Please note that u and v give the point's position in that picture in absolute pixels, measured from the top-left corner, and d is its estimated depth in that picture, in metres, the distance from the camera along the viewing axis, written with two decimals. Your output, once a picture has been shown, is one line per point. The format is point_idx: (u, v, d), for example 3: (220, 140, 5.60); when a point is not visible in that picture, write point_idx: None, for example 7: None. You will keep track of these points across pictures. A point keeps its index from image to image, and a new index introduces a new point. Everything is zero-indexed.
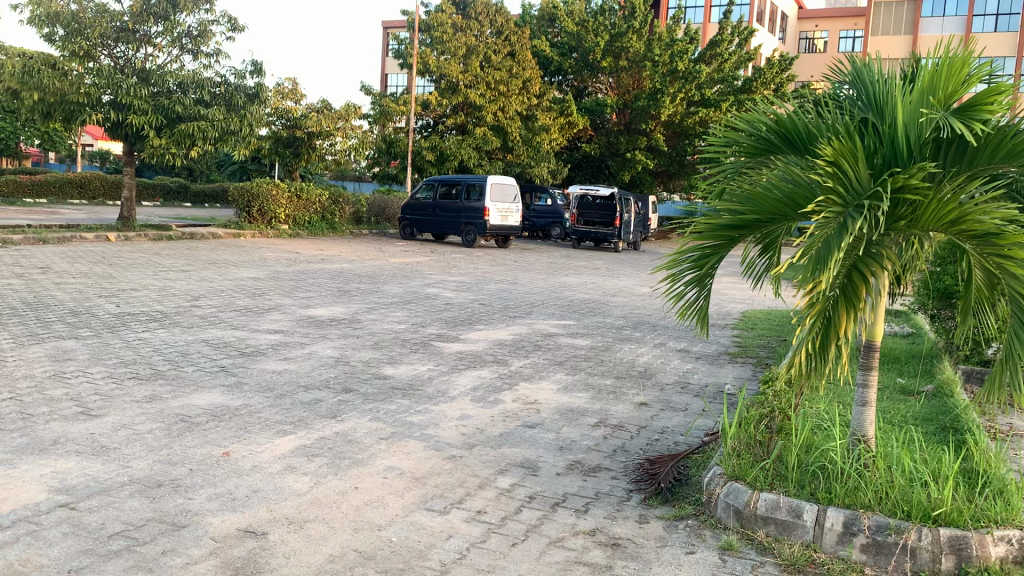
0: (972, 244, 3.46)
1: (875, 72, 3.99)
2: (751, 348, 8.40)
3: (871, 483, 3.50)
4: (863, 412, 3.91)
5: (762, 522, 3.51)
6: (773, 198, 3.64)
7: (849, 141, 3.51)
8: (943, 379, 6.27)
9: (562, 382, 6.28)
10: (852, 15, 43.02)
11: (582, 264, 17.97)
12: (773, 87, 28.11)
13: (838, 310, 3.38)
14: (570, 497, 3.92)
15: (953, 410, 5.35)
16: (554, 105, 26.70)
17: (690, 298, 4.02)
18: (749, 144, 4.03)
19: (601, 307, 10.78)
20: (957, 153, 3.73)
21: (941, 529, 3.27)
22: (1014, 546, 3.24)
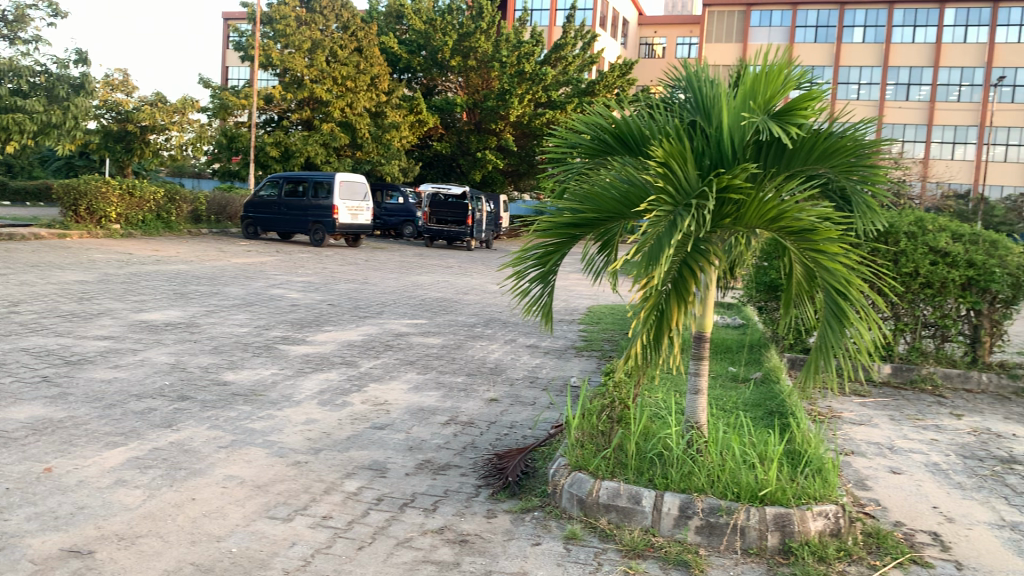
0: (792, 239, 3.72)
1: (702, 75, 4.19)
2: (597, 342, 8.64)
3: (703, 467, 3.69)
4: (695, 400, 4.12)
5: (604, 509, 3.63)
6: (611, 198, 3.77)
7: (678, 143, 3.69)
8: (769, 366, 6.70)
9: (412, 382, 6.25)
10: (687, 23, 45.28)
11: (434, 263, 17.94)
12: (615, 90, 29.09)
13: (670, 304, 3.54)
14: (419, 496, 3.91)
15: (779, 395, 5.71)
16: (403, 102, 26.53)
17: (534, 294, 4.08)
18: (589, 145, 4.15)
19: (453, 306, 10.81)
20: (776, 156, 4.00)
21: (767, 508, 3.48)
22: (830, 520, 3.50)
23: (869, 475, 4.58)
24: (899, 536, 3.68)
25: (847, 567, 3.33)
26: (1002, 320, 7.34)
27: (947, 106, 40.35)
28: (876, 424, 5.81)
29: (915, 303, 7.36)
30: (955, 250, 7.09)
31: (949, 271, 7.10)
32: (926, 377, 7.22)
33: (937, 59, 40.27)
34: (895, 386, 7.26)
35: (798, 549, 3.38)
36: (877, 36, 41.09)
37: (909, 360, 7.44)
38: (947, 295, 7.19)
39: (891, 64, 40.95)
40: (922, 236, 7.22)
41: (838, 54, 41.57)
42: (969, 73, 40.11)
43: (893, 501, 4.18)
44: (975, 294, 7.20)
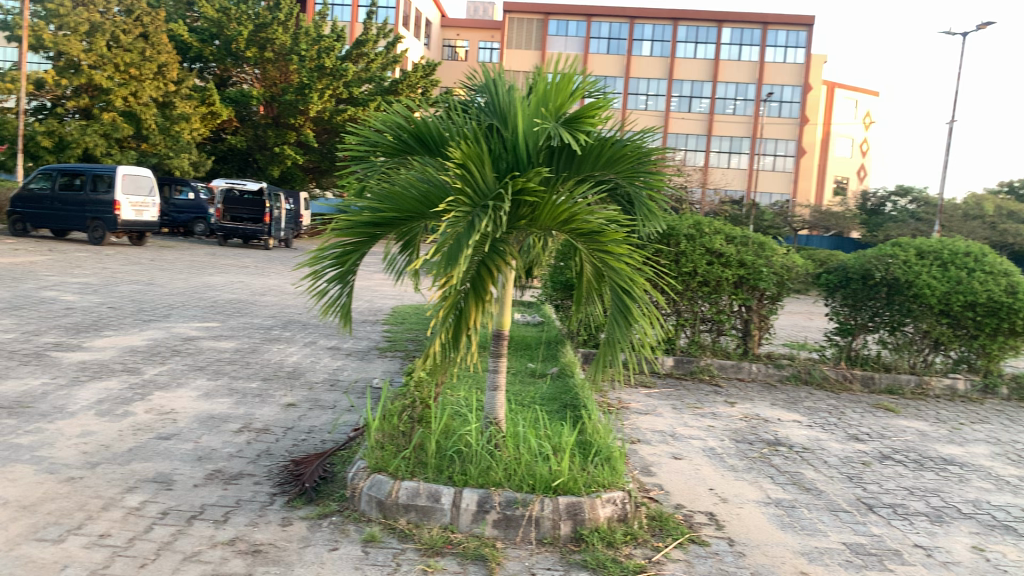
0: (582, 241, 3.89)
1: (499, 80, 4.29)
2: (400, 342, 8.63)
3: (501, 462, 3.78)
4: (493, 396, 4.21)
5: (403, 509, 3.63)
6: (411, 198, 3.76)
7: (475, 144, 3.75)
8: (565, 361, 6.97)
9: (202, 389, 5.93)
10: (488, 27, 46.09)
11: (229, 263, 17.18)
12: (418, 90, 29.16)
13: (468, 303, 3.58)
14: (208, 508, 3.73)
15: (572, 389, 5.95)
16: (194, 93, 25.14)
17: (332, 295, 4.00)
18: (389, 144, 4.13)
19: (248, 307, 10.39)
20: (567, 161, 4.17)
21: (560, 498, 3.62)
22: (617, 506, 3.70)
23: (654, 462, 4.87)
24: (680, 517, 3.95)
25: (634, 550, 3.53)
26: (769, 315, 8.07)
27: (725, 118, 43.76)
28: (660, 413, 6.20)
29: (695, 300, 7.88)
30: (729, 251, 7.70)
31: (723, 270, 7.70)
32: (704, 368, 7.80)
33: (715, 74, 43.49)
34: (677, 377, 7.78)
35: (589, 536, 3.54)
36: (664, 50, 43.67)
37: (690, 352, 8.00)
38: (722, 292, 7.77)
39: (675, 77, 43.76)
40: (700, 238, 7.76)
41: (629, 65, 43.86)
42: (744, 88, 43.57)
43: (675, 485, 4.47)
44: (746, 292, 7.87)
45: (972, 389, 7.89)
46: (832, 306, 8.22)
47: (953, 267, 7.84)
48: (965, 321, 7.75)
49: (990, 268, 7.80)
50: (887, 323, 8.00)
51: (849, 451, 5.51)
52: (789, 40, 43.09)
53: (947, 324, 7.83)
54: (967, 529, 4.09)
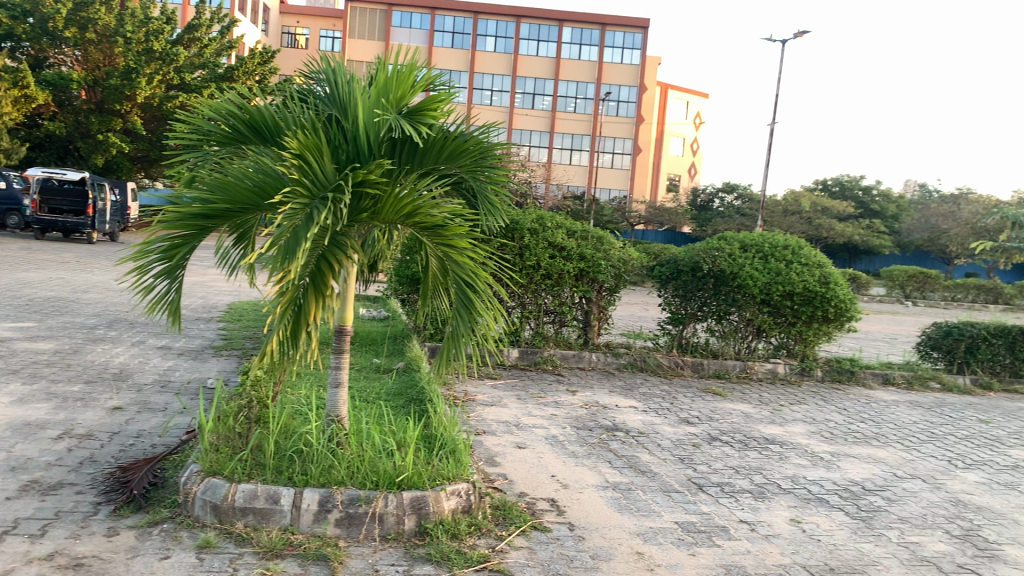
0: (425, 235, 3.87)
1: (340, 71, 4.20)
2: (237, 340, 8.32)
3: (343, 460, 3.72)
4: (336, 393, 4.13)
5: (240, 513, 3.50)
6: (244, 188, 3.61)
7: (314, 134, 3.65)
8: (411, 356, 6.93)
9: (16, 394, 5.48)
10: (330, 16, 45.04)
11: (45, 258, 15.97)
12: (256, 77, 28.14)
13: (308, 299, 3.49)
14: (23, 522, 3.46)
15: (418, 383, 5.92)
16: (5, 74, 23.10)
17: (159, 291, 3.80)
18: (223, 133, 3.96)
19: (69, 306, 9.71)
20: (409, 154, 4.14)
21: (404, 493, 3.59)
22: (462, 498, 3.72)
23: (499, 452, 4.94)
24: (523, 505, 4.02)
25: (477, 540, 3.57)
26: (608, 306, 8.36)
27: (566, 116, 44.89)
28: (505, 404, 6.29)
29: (538, 292, 8.02)
30: (570, 244, 7.89)
31: (564, 263, 7.87)
32: (547, 358, 7.96)
33: (557, 72, 44.49)
34: (522, 368, 7.90)
35: (432, 529, 3.54)
36: (506, 47, 44.21)
37: (533, 343, 8.15)
38: (564, 284, 7.96)
39: (518, 74, 44.42)
40: (543, 232, 7.87)
41: (473, 60, 44.02)
42: (583, 87, 44.80)
43: (519, 473, 4.55)
44: (586, 284, 8.10)
45: (790, 372, 8.49)
46: (665, 296, 8.58)
47: (773, 259, 8.39)
48: (784, 309, 8.32)
49: (806, 260, 8.43)
50: (714, 312, 8.44)
51: (681, 434, 5.78)
52: (626, 41, 44.56)
53: (767, 313, 8.37)
54: (787, 503, 4.40)
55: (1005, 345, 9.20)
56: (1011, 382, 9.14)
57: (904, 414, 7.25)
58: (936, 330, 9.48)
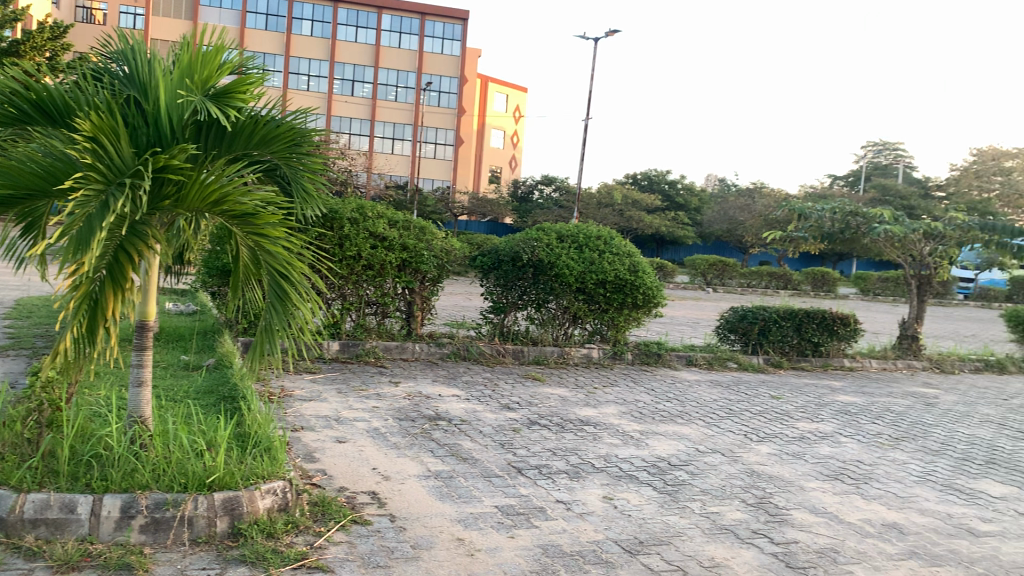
0: (235, 224, 3.71)
1: (139, 49, 3.94)
2: (26, 339, 7.62)
3: (147, 463, 3.51)
4: (139, 392, 3.89)
5: (30, 525, 3.21)
6: (31, 173, 3.31)
7: (109, 116, 3.40)
8: (223, 351, 6.63)
9: None
10: None
11: None
12: (46, 52, 25.78)
13: (105, 292, 3.26)
14: None
15: (230, 380, 5.68)
16: None
17: None
18: (5, 113, 3.60)
19: None
20: (216, 138, 3.95)
21: (215, 494, 3.44)
22: (277, 496, 3.62)
23: (318, 447, 4.83)
24: (342, 500, 3.96)
25: (294, 537, 3.47)
26: (430, 297, 8.42)
27: (387, 104, 44.40)
28: (325, 399, 6.15)
29: (360, 284, 7.88)
30: (392, 235, 7.82)
31: (386, 254, 7.80)
32: (369, 351, 7.82)
33: (376, 59, 43.93)
34: (343, 361, 7.69)
35: (247, 530, 3.41)
36: (324, 32, 43.16)
37: (355, 336, 8.00)
38: (386, 276, 7.89)
39: (336, 60, 43.45)
40: (363, 222, 7.73)
41: (289, 45, 42.60)
42: (404, 76, 44.51)
43: (338, 468, 4.47)
44: (409, 275, 8.08)
45: (604, 356, 8.85)
46: (487, 286, 8.68)
47: (587, 250, 8.71)
48: (598, 297, 8.69)
49: (617, 250, 8.82)
50: (533, 300, 8.66)
51: (502, 420, 5.89)
52: (445, 32, 44.78)
53: (582, 300, 8.70)
54: (599, 481, 4.59)
55: (793, 326, 10.05)
56: (798, 361, 10.01)
57: (705, 392, 7.76)
58: (733, 314, 10.17)
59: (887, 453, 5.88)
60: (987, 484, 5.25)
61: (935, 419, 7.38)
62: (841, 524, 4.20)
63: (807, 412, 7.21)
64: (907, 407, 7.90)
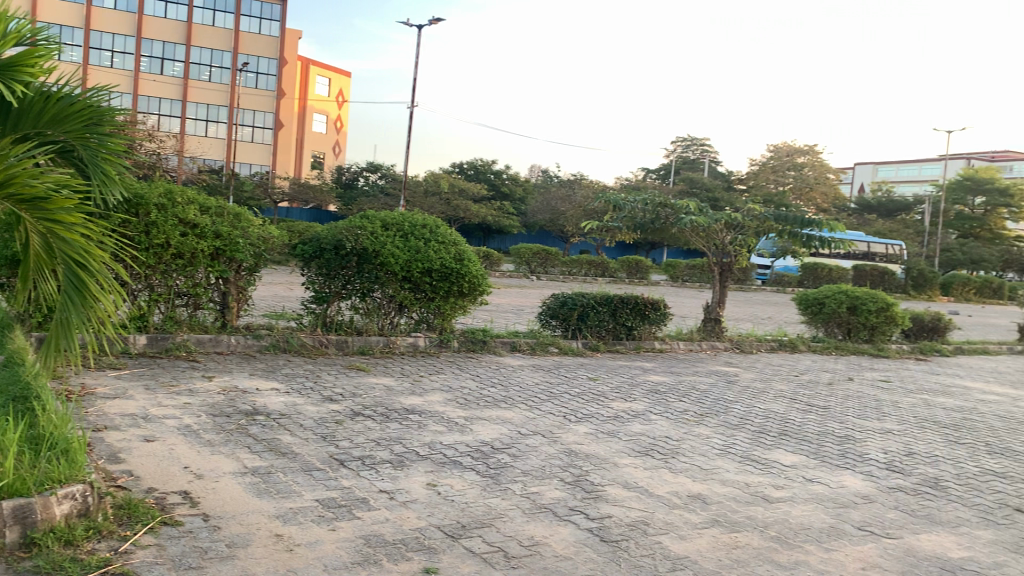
0: (23, 209, 3.40)
1: None
2: None
3: None
4: None
5: None
6: None
7: None
8: (13, 348, 6.09)
9: None
10: None
11: None
12: None
13: None
14: None
15: (21, 378, 5.23)
16: None
17: None
18: None
19: None
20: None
21: (3, 503, 3.16)
22: (77, 500, 3.38)
23: (122, 448, 4.54)
24: (150, 501, 3.75)
25: (96, 544, 3.26)
26: (246, 287, 8.14)
27: (200, 84, 42.21)
28: (131, 396, 5.79)
29: (168, 274, 7.47)
30: (203, 222, 7.47)
31: (197, 242, 7.43)
32: (179, 345, 7.41)
33: (188, 37, 41.69)
34: (151, 355, 7.23)
35: (42, 539, 3.16)
36: (129, 6, 40.58)
37: (164, 329, 7.55)
38: (198, 265, 7.53)
39: (143, 36, 40.90)
40: (172, 208, 7.31)
41: (90, 17, 39.77)
42: (218, 56, 42.48)
43: (146, 468, 4.23)
44: (223, 264, 7.77)
45: (430, 344, 8.86)
46: (308, 275, 8.46)
47: (412, 238, 8.69)
48: (424, 285, 8.70)
49: (442, 238, 8.87)
50: (357, 289, 8.53)
51: (324, 412, 5.79)
52: (263, 12, 43.14)
53: (407, 288, 8.68)
54: (423, 469, 4.61)
55: (609, 311, 10.50)
56: (613, 344, 10.46)
57: (527, 376, 7.96)
58: (554, 300, 10.46)
59: (693, 428, 6.27)
60: (781, 453, 5.71)
61: (736, 395, 7.95)
62: (651, 497, 4.45)
63: (622, 392, 7.57)
64: (710, 385, 8.46)
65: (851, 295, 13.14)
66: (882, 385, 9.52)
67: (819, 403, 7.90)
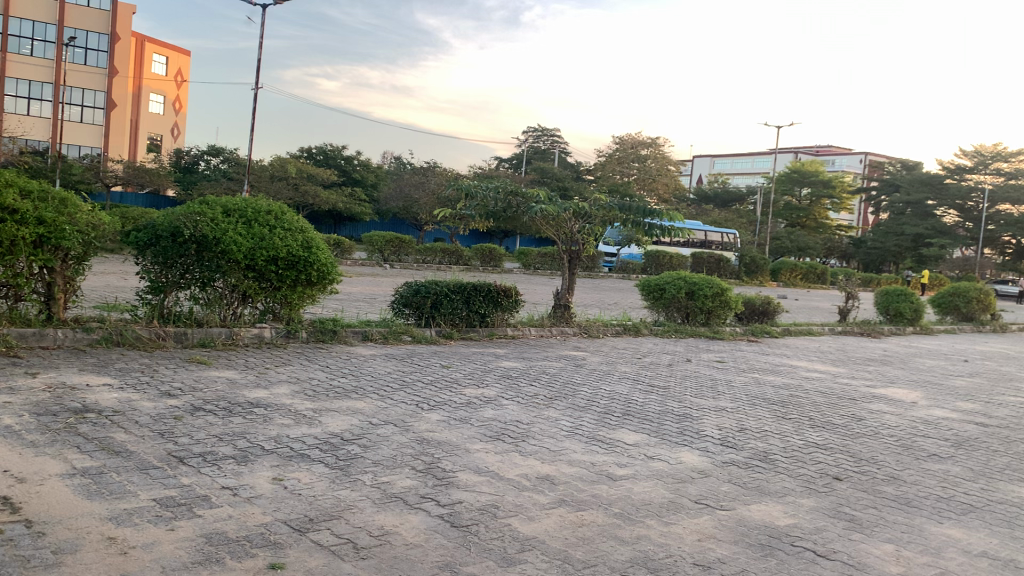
0: None
1: None
2: None
3: None
4: None
5: None
6: None
7: None
8: None
9: None
10: None
11: None
12: None
13: None
14: None
15: None
16: None
17: None
18: None
19: None
20: None
21: None
22: None
23: None
24: None
25: None
26: (73, 276, 7.64)
27: (20, 59, 39.07)
28: None
29: None
30: (25, 207, 6.93)
31: (18, 228, 6.89)
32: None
33: (6, 7, 38.42)
34: None
35: None
36: None
37: None
38: (19, 254, 6.98)
39: None
40: None
41: None
42: (41, 28, 39.42)
43: None
44: (48, 252, 7.25)
45: (276, 336, 8.62)
46: (143, 265, 8.02)
47: (257, 225, 8.41)
48: (269, 274, 8.44)
49: (289, 226, 8.66)
50: (197, 279, 8.17)
51: (162, 407, 5.52)
52: None
53: (252, 278, 8.38)
54: (269, 463, 4.48)
55: (462, 299, 10.53)
56: (466, 332, 10.52)
57: (379, 365, 7.90)
58: (406, 288, 10.35)
59: (542, 411, 6.41)
60: (624, 433, 5.93)
61: (583, 378, 8.19)
62: (501, 480, 4.52)
63: (473, 378, 7.64)
64: (560, 369, 8.68)
65: (689, 281, 13.77)
66: (718, 366, 10.07)
67: (660, 384, 8.27)
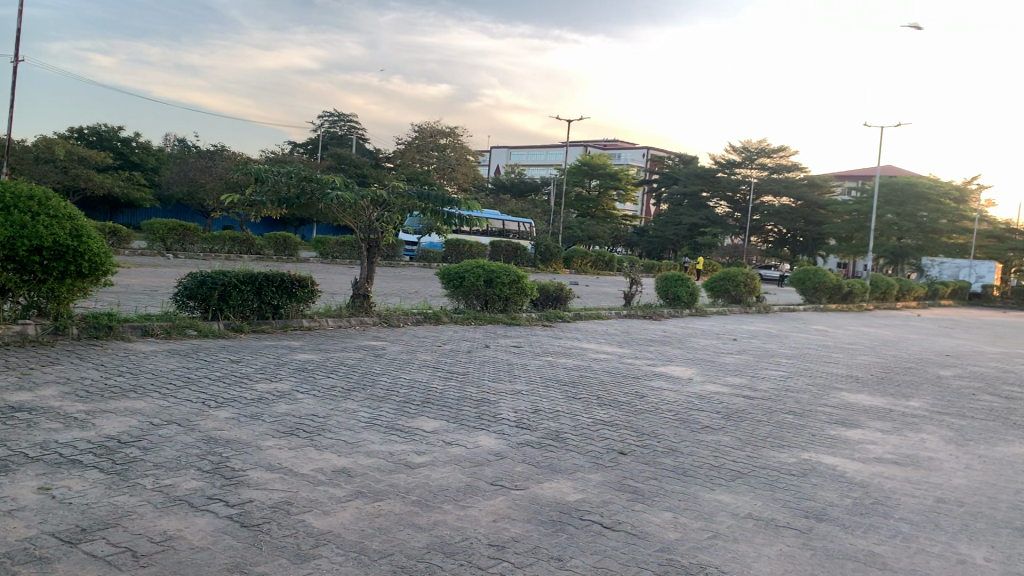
0: None
1: None
2: None
3: None
4: None
5: None
6: None
7: None
8: None
9: None
10: None
11: None
12: None
13: None
14: None
15: None
16: None
17: None
18: None
19: None
20: None
21: None
22: None
23: None
24: None
25: None
26: None
27: None
28: None
29: None
30: None
31: None
32: None
33: None
34: None
35: None
36: None
37: None
38: None
39: None
40: None
41: None
42: None
43: None
44: None
45: (42, 333, 7.90)
46: None
47: (16, 211, 7.62)
48: (33, 266, 7.68)
49: (53, 211, 7.94)
50: None
51: None
52: None
53: (12, 271, 7.59)
54: (34, 472, 4.11)
55: (252, 291, 10.14)
56: (257, 324, 10.18)
57: (162, 362, 7.45)
58: (191, 279, 9.72)
59: (339, 403, 6.31)
60: (422, 421, 5.96)
61: (381, 368, 8.14)
62: (295, 476, 4.40)
63: (266, 372, 7.39)
64: (358, 359, 8.57)
65: (486, 269, 13.99)
66: (514, 350, 10.35)
67: (458, 370, 8.38)
